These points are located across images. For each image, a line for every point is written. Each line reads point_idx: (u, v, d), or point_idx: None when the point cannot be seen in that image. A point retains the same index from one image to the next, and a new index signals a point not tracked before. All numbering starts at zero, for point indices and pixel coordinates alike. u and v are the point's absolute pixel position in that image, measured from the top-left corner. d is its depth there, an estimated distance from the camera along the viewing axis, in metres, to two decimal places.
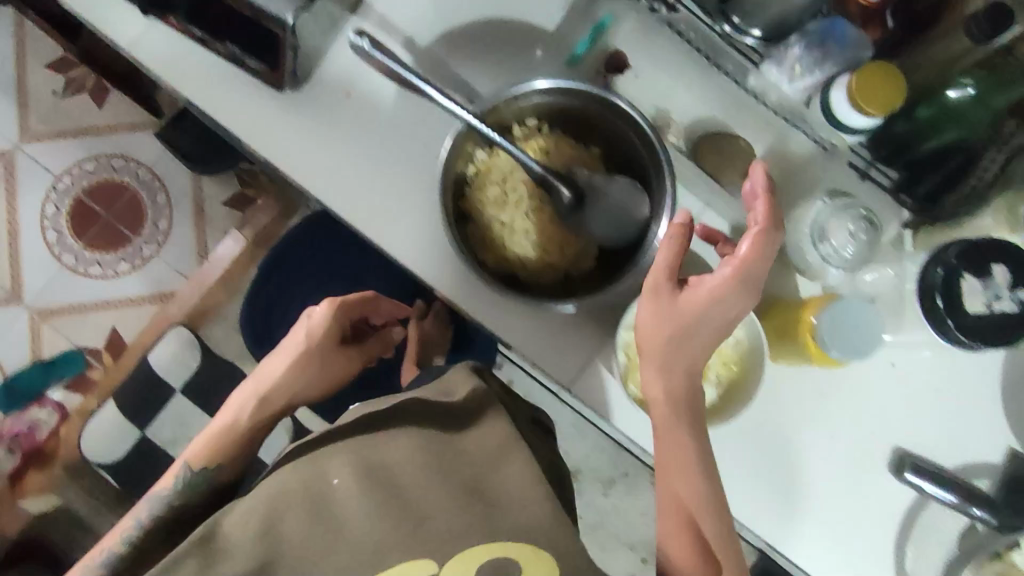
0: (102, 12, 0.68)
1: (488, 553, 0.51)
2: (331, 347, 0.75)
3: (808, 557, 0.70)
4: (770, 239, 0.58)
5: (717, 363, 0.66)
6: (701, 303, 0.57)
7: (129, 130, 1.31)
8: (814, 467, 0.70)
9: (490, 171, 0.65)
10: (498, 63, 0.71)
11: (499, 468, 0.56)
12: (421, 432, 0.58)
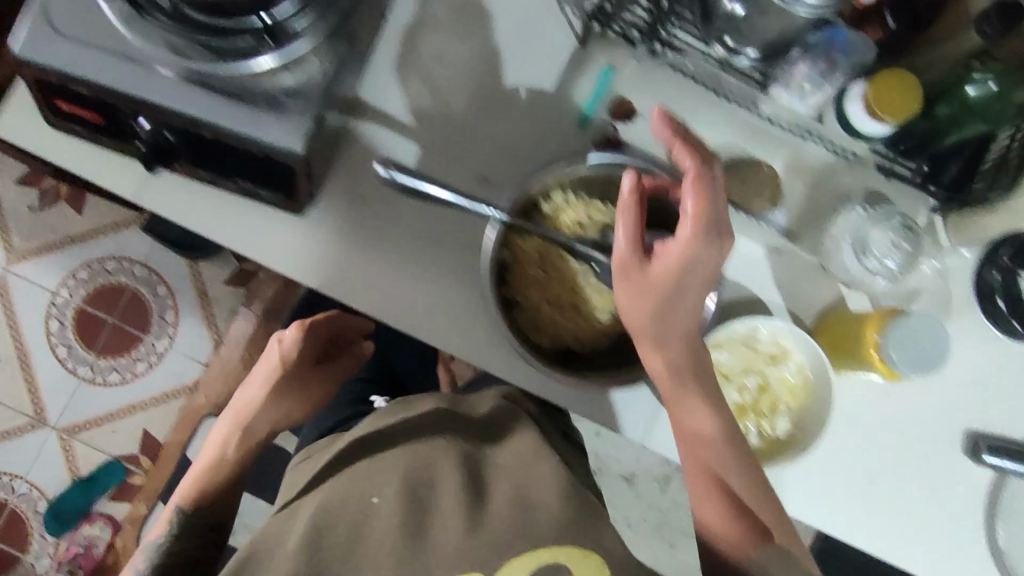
0: (103, 169, 0.68)
1: (535, 563, 0.51)
2: (296, 372, 0.81)
3: (901, 551, 0.71)
4: (710, 175, 0.53)
5: (784, 394, 0.67)
6: (672, 265, 0.53)
7: (113, 229, 1.24)
8: (892, 464, 0.70)
9: (525, 255, 0.64)
10: (507, 131, 0.70)
11: (530, 477, 0.58)
12: (447, 449, 0.62)
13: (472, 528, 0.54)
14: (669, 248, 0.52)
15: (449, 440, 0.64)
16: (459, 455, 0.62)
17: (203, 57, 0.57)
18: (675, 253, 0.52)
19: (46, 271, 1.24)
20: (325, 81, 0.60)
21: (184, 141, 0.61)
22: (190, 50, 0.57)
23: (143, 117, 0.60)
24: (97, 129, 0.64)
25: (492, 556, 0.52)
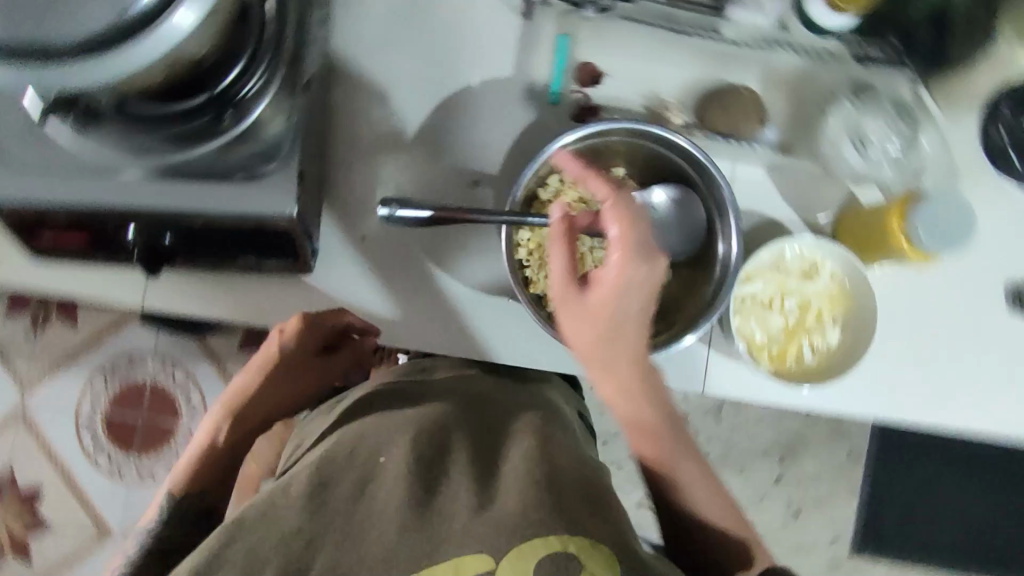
0: (105, 285, 0.67)
1: (542, 550, 0.43)
2: (300, 362, 0.70)
3: (989, 420, 0.69)
4: (625, 205, 0.54)
5: (825, 305, 0.67)
6: (602, 300, 0.53)
7: (115, 330, 1.20)
8: (954, 339, 0.69)
9: (541, 247, 0.64)
10: (481, 129, 0.68)
11: (541, 448, 0.52)
12: (457, 416, 0.56)
13: (479, 506, 0.46)
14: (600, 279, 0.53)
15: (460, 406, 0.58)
16: (469, 422, 0.56)
17: (170, 148, 0.56)
18: (603, 290, 0.53)
19: (62, 392, 1.20)
20: (295, 133, 0.59)
21: (178, 237, 0.61)
22: (156, 144, 0.56)
23: (130, 226, 0.59)
24: (86, 251, 0.63)
25: (498, 537, 0.44)
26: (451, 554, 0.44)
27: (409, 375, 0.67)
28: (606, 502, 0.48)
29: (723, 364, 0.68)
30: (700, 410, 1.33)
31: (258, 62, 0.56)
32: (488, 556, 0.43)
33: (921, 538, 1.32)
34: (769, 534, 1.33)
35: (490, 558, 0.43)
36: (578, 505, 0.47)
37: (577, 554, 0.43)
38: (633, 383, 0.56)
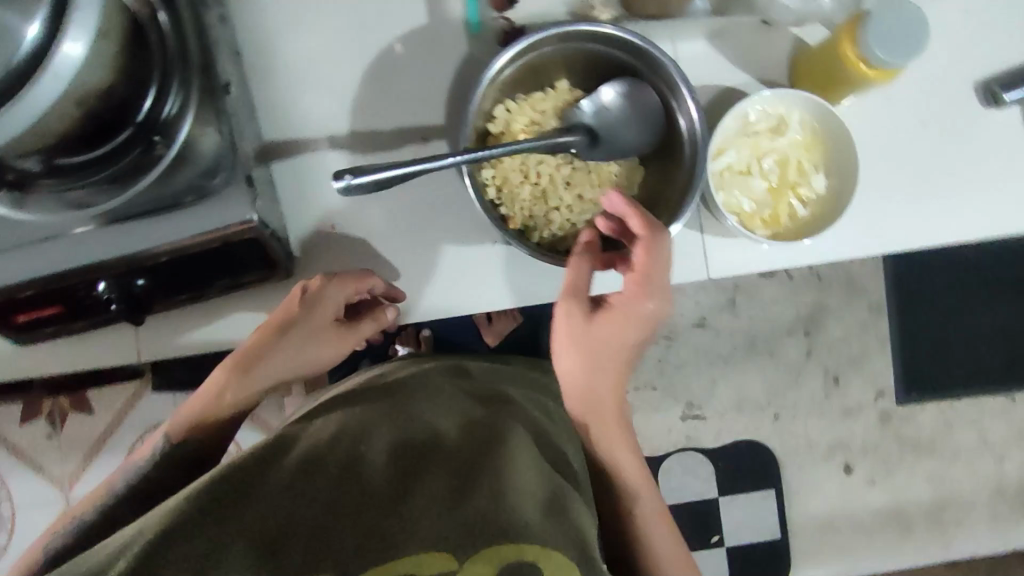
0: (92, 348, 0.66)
1: (507, 556, 0.43)
2: (326, 327, 0.65)
3: (983, 220, 0.70)
4: (661, 244, 0.58)
5: (802, 154, 0.66)
6: (609, 331, 0.59)
7: (131, 404, 1.20)
8: (931, 153, 0.70)
9: (507, 181, 0.64)
10: (416, 85, 0.67)
11: (506, 452, 0.51)
12: (437, 415, 0.56)
13: (453, 502, 0.45)
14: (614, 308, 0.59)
15: (423, 409, 0.57)
16: (433, 421, 0.55)
17: (109, 192, 0.54)
18: (615, 320, 0.59)
19: (99, 477, 1.21)
20: (231, 143, 0.57)
21: (151, 278, 0.59)
22: (95, 192, 0.54)
23: (100, 281, 0.57)
24: (58, 321, 0.60)
25: (464, 540, 0.43)
26: (419, 548, 0.43)
27: (373, 385, 0.65)
28: (565, 511, 0.48)
29: (719, 243, 0.68)
30: (715, 309, 1.33)
31: (170, 80, 0.54)
32: (453, 559, 0.42)
33: (960, 365, 1.32)
34: (813, 406, 1.34)
35: (452, 559, 0.42)
36: (536, 508, 0.46)
37: (535, 561, 0.43)
38: (610, 424, 0.62)
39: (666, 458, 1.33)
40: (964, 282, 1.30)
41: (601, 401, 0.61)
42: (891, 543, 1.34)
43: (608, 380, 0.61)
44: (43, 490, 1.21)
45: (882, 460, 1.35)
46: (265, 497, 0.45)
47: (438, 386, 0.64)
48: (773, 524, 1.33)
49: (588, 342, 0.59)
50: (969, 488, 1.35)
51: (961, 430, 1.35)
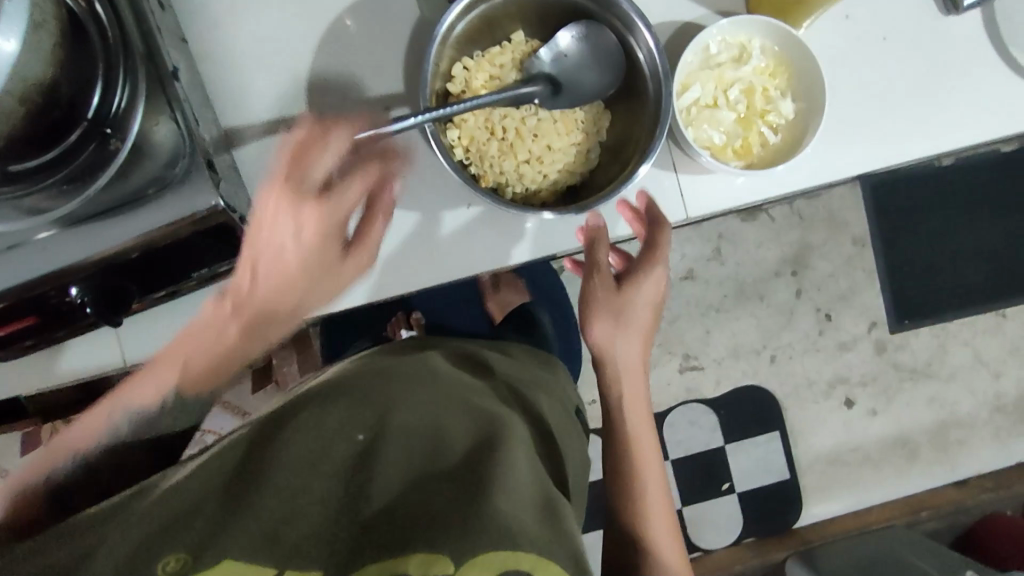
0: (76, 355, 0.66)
1: (497, 558, 0.41)
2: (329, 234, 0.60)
3: (951, 131, 0.70)
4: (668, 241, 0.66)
5: (767, 80, 0.66)
6: (636, 298, 0.66)
7: None
8: (894, 69, 0.70)
9: (473, 139, 0.63)
10: (370, 54, 0.66)
11: (502, 456, 0.51)
12: (443, 409, 0.57)
13: (445, 501, 0.46)
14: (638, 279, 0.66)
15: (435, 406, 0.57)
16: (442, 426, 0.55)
17: (70, 192, 0.53)
18: (644, 288, 0.66)
19: None
20: (188, 132, 0.56)
21: (123, 276, 0.58)
22: (56, 194, 0.53)
23: (71, 286, 0.56)
24: (41, 333, 0.61)
25: (465, 542, 0.41)
26: (410, 548, 0.42)
27: (371, 365, 0.66)
28: (565, 525, 0.48)
29: (695, 181, 0.68)
30: (701, 260, 1.33)
31: (115, 70, 0.52)
32: (450, 561, 0.40)
33: (947, 287, 1.34)
34: (809, 344, 1.35)
35: (450, 563, 0.40)
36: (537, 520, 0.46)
37: (530, 569, 0.41)
38: (636, 380, 0.66)
39: (669, 412, 1.34)
40: (945, 206, 1.32)
41: (622, 366, 0.65)
42: (897, 470, 1.35)
43: (638, 347, 0.66)
44: None
45: (881, 390, 1.36)
46: (274, 494, 0.47)
47: (447, 373, 0.65)
48: (780, 464, 1.34)
49: (618, 305, 0.65)
50: (968, 407, 1.36)
51: (956, 352, 1.36)
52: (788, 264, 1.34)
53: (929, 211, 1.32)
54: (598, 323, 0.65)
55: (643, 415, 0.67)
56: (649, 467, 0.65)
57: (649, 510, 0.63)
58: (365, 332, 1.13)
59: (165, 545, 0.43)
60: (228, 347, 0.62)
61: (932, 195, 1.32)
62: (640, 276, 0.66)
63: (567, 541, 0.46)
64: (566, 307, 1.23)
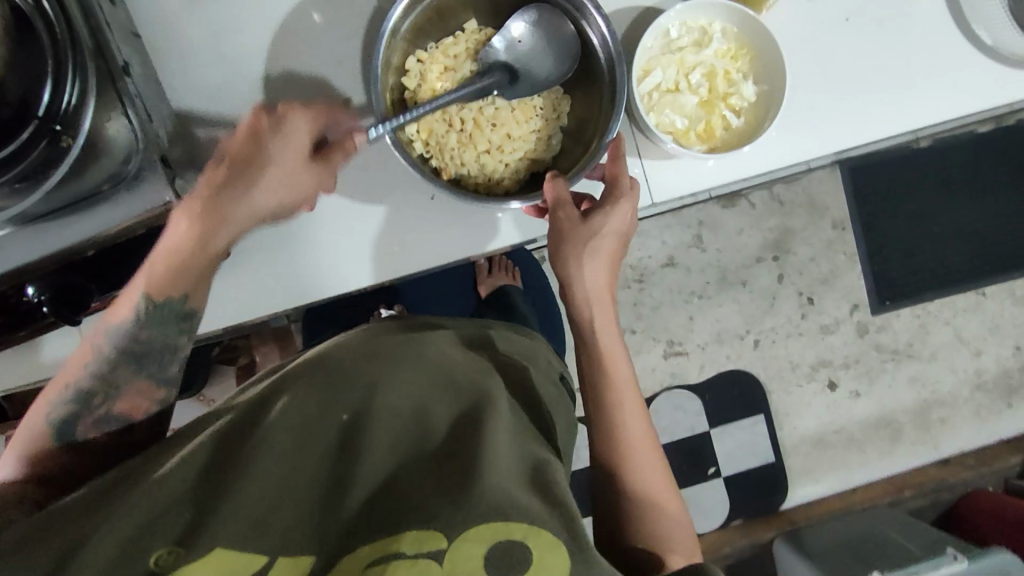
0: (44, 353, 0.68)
1: (491, 536, 0.42)
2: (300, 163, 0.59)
3: (918, 110, 0.70)
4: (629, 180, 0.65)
5: (730, 63, 0.66)
6: (603, 229, 0.64)
7: None
8: (859, 50, 0.69)
9: (432, 132, 0.63)
10: (336, 49, 0.66)
11: (491, 426, 0.50)
12: (427, 379, 0.55)
13: (438, 482, 0.46)
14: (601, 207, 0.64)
15: (416, 368, 0.55)
16: (424, 392, 0.53)
17: (24, 191, 0.52)
18: (609, 217, 0.64)
19: None
20: (142, 128, 0.56)
21: (80, 274, 0.58)
22: (7, 194, 0.51)
23: (28, 285, 0.57)
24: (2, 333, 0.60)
25: (458, 521, 0.43)
26: (407, 530, 0.43)
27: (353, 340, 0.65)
28: (558, 489, 0.49)
29: (659, 166, 0.68)
30: (682, 246, 1.33)
31: (65, 66, 0.51)
32: (444, 537, 0.42)
33: (927, 268, 1.34)
34: (791, 328, 1.35)
35: (443, 539, 0.42)
36: (529, 487, 0.47)
37: (526, 540, 0.42)
38: (604, 304, 0.68)
39: (653, 399, 1.34)
40: (923, 187, 1.33)
41: (590, 289, 0.66)
42: (882, 451, 1.36)
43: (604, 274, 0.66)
44: None
45: (864, 371, 1.36)
46: (255, 474, 0.45)
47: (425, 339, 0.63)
48: (766, 447, 1.35)
49: (585, 248, 0.65)
50: (951, 386, 1.37)
51: (937, 332, 1.37)
52: (768, 249, 1.34)
53: (907, 192, 1.32)
54: (571, 274, 0.66)
55: (625, 374, 0.67)
56: (636, 427, 0.65)
57: (638, 473, 0.63)
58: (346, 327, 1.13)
59: (150, 539, 0.43)
60: (183, 256, 0.55)
61: (910, 176, 1.32)
62: (604, 206, 0.64)
63: (559, 502, 0.47)
64: (548, 297, 1.23)
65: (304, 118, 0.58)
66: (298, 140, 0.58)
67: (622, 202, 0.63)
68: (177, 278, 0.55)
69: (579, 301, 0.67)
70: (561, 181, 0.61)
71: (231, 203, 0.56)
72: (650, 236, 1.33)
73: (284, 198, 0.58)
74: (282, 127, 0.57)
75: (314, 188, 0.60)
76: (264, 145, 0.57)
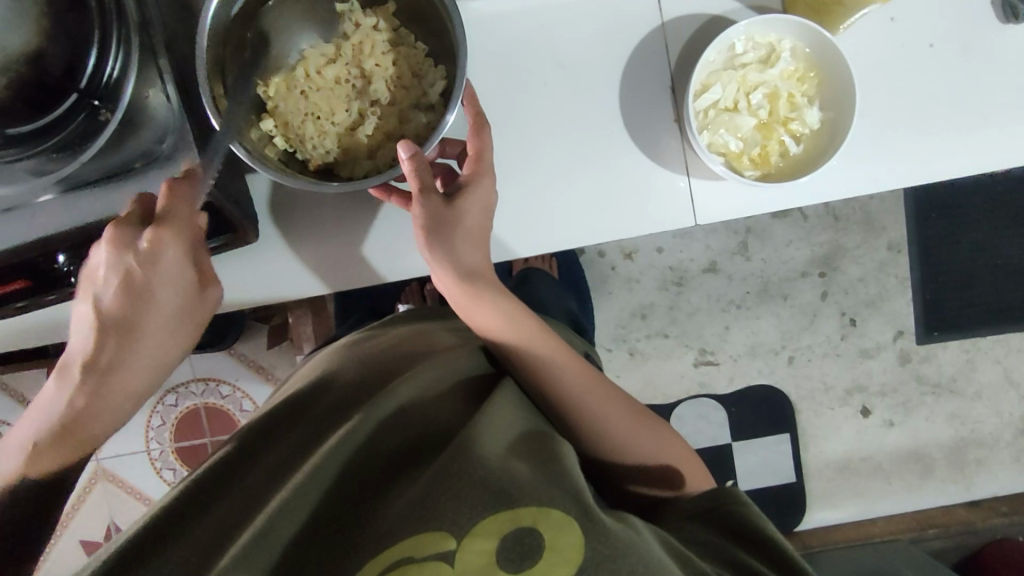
0: (62, 316, 0.70)
1: (500, 528, 0.46)
2: (183, 294, 0.56)
3: (999, 144, 0.65)
4: (484, 137, 0.61)
5: (796, 85, 0.63)
6: (467, 209, 0.61)
7: None
8: (942, 77, 0.64)
9: (289, 125, 0.62)
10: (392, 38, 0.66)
11: (476, 430, 0.55)
12: (407, 407, 0.59)
13: (433, 484, 0.49)
14: (463, 186, 0.60)
15: (409, 398, 0.60)
16: (421, 419, 0.59)
17: (60, 161, 0.52)
18: (471, 198, 0.61)
19: (129, 437, 1.29)
20: (180, 105, 0.55)
21: None
22: (47, 162, 0.52)
23: (59, 255, 0.57)
24: (28, 295, 0.61)
25: (464, 519, 0.46)
26: (421, 534, 0.46)
27: (341, 358, 0.69)
28: (560, 471, 0.52)
29: (707, 188, 0.66)
30: (726, 253, 1.28)
31: (110, 37, 0.51)
32: (452, 537, 0.45)
33: (985, 301, 1.27)
34: (830, 349, 1.30)
35: (452, 538, 0.45)
36: (530, 474, 0.51)
37: (533, 522, 0.46)
38: (486, 278, 0.63)
39: (678, 405, 1.31)
40: (996, 216, 1.24)
41: (471, 271, 0.62)
42: (909, 485, 1.30)
43: (479, 253, 0.62)
44: None
45: (902, 401, 1.30)
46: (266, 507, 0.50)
47: (402, 360, 0.66)
48: (787, 466, 1.31)
49: (454, 230, 0.60)
50: (992, 427, 1.30)
51: (986, 369, 1.29)
52: (815, 264, 1.28)
53: (977, 220, 1.23)
54: (443, 260, 0.60)
55: (532, 321, 0.65)
56: (571, 370, 0.65)
57: (602, 424, 0.65)
58: (378, 303, 1.14)
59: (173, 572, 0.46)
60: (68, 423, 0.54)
61: (982, 203, 1.23)
62: (467, 186, 0.60)
63: (562, 483, 0.50)
64: (582, 291, 1.21)
65: (179, 237, 0.53)
66: (173, 270, 0.54)
67: (485, 175, 0.61)
68: (71, 441, 0.54)
69: (451, 286, 0.62)
70: (418, 153, 0.56)
71: (117, 367, 0.55)
72: (693, 239, 1.28)
73: (178, 342, 0.58)
74: (157, 263, 0.53)
75: (201, 317, 0.59)
76: (137, 297, 0.54)
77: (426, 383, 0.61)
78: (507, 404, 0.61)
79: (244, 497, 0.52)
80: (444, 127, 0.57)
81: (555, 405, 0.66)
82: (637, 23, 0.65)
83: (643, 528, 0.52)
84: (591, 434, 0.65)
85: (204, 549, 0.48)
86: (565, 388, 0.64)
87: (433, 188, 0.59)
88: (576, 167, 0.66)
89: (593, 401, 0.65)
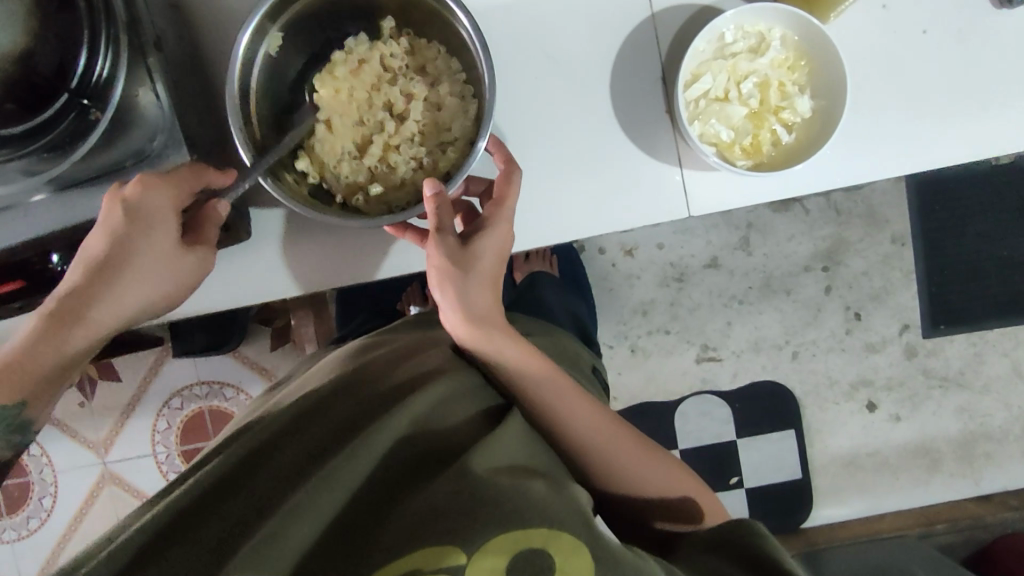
0: None
1: (511, 550, 0.47)
2: (170, 252, 0.58)
3: (995, 129, 0.64)
4: (513, 176, 0.62)
5: (786, 74, 0.63)
6: (483, 250, 0.62)
7: (158, 370, 1.30)
8: (934, 63, 0.64)
9: (324, 164, 0.65)
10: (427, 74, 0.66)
11: (490, 445, 0.55)
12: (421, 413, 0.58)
13: (450, 495, 0.49)
14: (481, 227, 0.62)
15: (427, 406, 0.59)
16: (432, 430, 0.58)
17: (51, 161, 0.52)
18: (488, 239, 0.62)
19: (133, 439, 1.30)
20: (170, 105, 0.56)
21: None
22: (37, 162, 0.52)
23: (53, 254, 0.59)
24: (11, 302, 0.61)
25: (476, 535, 0.47)
26: (434, 548, 0.46)
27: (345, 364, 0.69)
28: (571, 494, 0.54)
29: (698, 178, 0.66)
30: (727, 248, 1.28)
31: (99, 39, 0.51)
32: (463, 552, 0.46)
33: (992, 293, 1.25)
34: (834, 343, 1.29)
35: (463, 554, 0.46)
36: (546, 496, 0.51)
37: (542, 544, 0.48)
38: (495, 320, 0.64)
39: (680, 402, 1.30)
40: (1002, 207, 1.22)
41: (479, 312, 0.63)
42: (916, 480, 1.29)
43: (488, 294, 0.64)
44: (86, 455, 1.31)
45: (907, 395, 1.29)
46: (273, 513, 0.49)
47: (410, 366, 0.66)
48: (793, 462, 1.30)
49: (470, 270, 0.62)
50: (1001, 421, 1.28)
51: (994, 362, 1.27)
52: (816, 258, 1.27)
53: (982, 212, 1.22)
54: (454, 300, 0.61)
55: (541, 358, 0.66)
56: (582, 406, 0.65)
57: (611, 459, 0.65)
58: (379, 303, 1.15)
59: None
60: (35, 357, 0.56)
61: (987, 194, 1.22)
62: (485, 227, 0.62)
63: (572, 507, 0.52)
64: (583, 289, 1.21)
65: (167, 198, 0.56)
66: (158, 224, 0.57)
67: (505, 218, 0.62)
68: (14, 386, 0.55)
69: (461, 327, 0.63)
70: (443, 194, 0.58)
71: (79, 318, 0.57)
72: (694, 235, 1.28)
73: (152, 295, 0.59)
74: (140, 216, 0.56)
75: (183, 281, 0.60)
76: (119, 248, 0.56)
77: (440, 392, 0.61)
78: (519, 424, 0.61)
79: (249, 500, 0.51)
80: (468, 167, 0.59)
81: (562, 446, 0.66)
82: (627, 15, 0.65)
83: (647, 554, 0.54)
84: (598, 467, 0.65)
85: (212, 555, 0.47)
86: (575, 428, 0.65)
87: (451, 231, 0.60)
88: (568, 158, 0.66)
89: (601, 444, 0.65)
